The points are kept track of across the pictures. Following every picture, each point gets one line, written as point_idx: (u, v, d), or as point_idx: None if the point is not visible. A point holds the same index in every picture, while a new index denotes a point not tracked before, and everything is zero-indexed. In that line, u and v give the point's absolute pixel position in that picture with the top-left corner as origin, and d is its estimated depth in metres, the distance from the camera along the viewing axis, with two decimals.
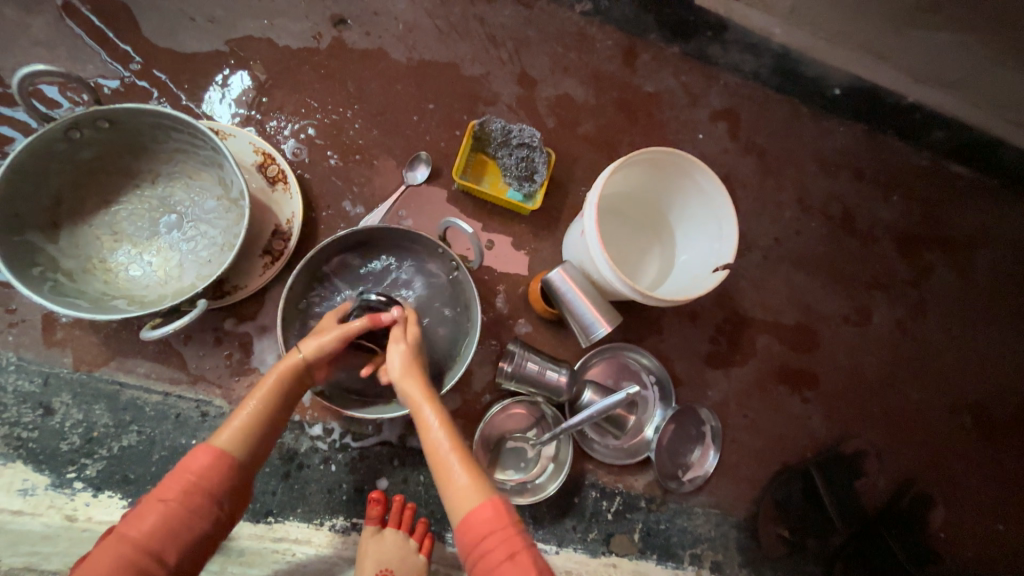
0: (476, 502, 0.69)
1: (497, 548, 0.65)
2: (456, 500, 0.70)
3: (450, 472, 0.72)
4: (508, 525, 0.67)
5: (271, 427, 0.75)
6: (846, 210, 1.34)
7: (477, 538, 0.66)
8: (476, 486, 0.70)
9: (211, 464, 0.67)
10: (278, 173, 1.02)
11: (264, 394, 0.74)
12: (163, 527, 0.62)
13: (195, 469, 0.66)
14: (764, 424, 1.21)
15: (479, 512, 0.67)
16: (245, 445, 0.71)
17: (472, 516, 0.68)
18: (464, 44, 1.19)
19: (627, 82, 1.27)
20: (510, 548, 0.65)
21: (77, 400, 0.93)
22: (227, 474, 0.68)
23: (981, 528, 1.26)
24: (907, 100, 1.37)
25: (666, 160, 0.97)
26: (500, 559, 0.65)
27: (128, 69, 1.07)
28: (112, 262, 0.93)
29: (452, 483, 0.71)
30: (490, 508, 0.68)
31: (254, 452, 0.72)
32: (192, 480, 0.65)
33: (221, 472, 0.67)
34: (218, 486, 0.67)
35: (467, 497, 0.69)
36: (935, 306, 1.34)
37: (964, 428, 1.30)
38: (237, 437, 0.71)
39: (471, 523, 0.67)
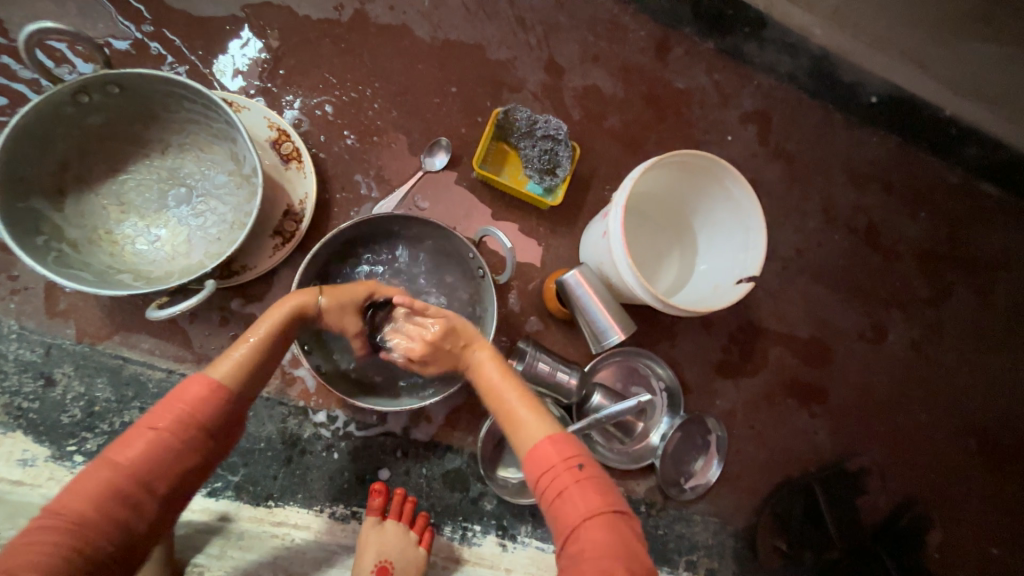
0: (539, 435, 0.66)
1: (556, 483, 0.61)
2: (520, 437, 0.67)
3: (509, 403, 0.72)
4: (565, 456, 0.63)
5: (266, 366, 0.72)
6: (871, 224, 1.30)
7: (541, 474, 0.62)
8: (538, 420, 0.68)
9: (206, 395, 0.62)
10: (292, 151, 0.98)
11: (268, 328, 0.72)
12: (153, 455, 0.58)
13: (187, 398, 0.61)
14: (770, 436, 1.20)
15: (545, 440, 0.64)
16: (241, 379, 0.67)
17: (535, 452, 0.64)
18: (492, 25, 1.14)
19: (657, 76, 1.21)
20: (569, 482, 0.61)
21: (79, 372, 0.91)
22: (220, 407, 0.63)
23: (976, 550, 1.26)
24: (945, 113, 1.32)
25: (697, 163, 0.94)
26: (563, 491, 0.60)
27: (140, 30, 1.02)
28: (118, 234, 0.90)
29: (515, 422, 0.69)
30: (552, 440, 0.64)
31: (244, 386, 0.68)
32: (187, 408, 0.61)
33: (217, 403, 0.63)
34: (211, 416, 0.62)
35: (531, 431, 0.67)
36: (952, 328, 1.32)
37: (969, 451, 1.29)
38: (231, 371, 0.67)
39: (539, 454, 0.64)
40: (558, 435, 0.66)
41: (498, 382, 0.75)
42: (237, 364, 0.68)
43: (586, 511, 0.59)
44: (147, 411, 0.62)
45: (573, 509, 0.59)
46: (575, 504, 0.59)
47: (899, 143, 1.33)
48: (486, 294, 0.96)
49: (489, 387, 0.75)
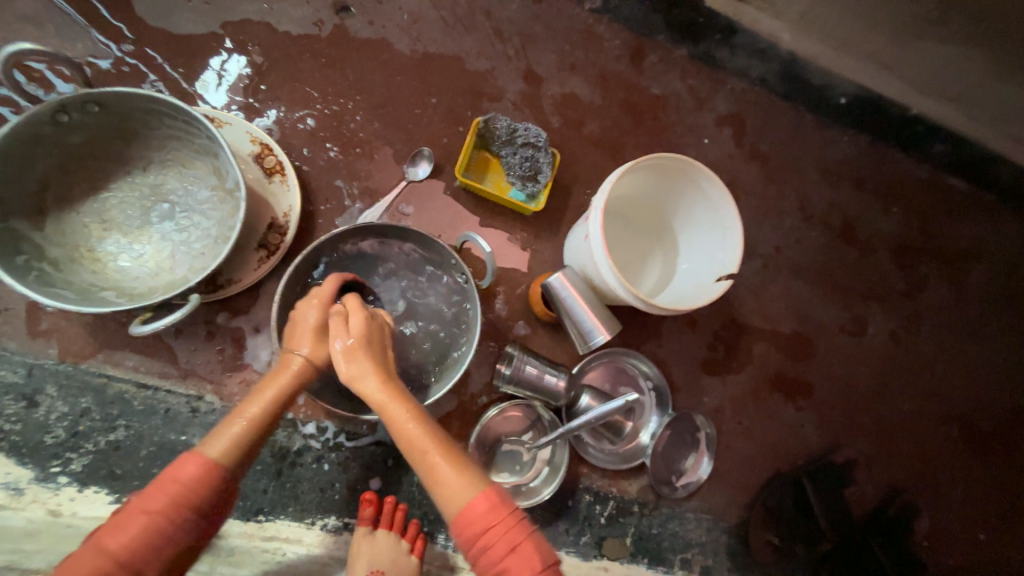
0: (471, 497, 0.66)
1: (496, 543, 0.64)
2: (446, 498, 0.67)
3: (435, 469, 0.69)
4: (505, 514, 0.65)
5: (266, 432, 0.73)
6: (846, 220, 1.34)
7: (472, 535, 0.65)
8: (465, 481, 0.67)
9: (201, 476, 0.64)
10: (275, 164, 0.99)
11: (262, 405, 0.71)
12: (143, 542, 0.61)
13: (184, 479, 0.64)
14: (758, 431, 1.22)
15: (476, 505, 0.65)
16: (237, 455, 0.69)
17: (464, 515, 0.65)
18: (470, 37, 1.16)
19: (634, 83, 1.25)
20: (510, 542, 0.64)
21: (62, 393, 0.90)
22: (215, 487, 0.66)
23: (963, 536, 1.28)
24: (911, 112, 1.37)
25: (674, 166, 0.96)
26: (502, 552, 0.63)
27: (120, 50, 1.03)
28: (101, 251, 0.90)
29: (440, 482, 0.68)
30: (483, 503, 0.65)
31: (242, 461, 0.69)
32: (181, 491, 0.63)
33: (209, 485, 0.65)
34: (205, 496, 0.65)
35: (458, 493, 0.67)
36: (929, 318, 1.35)
37: (952, 439, 1.32)
38: (229, 446, 0.68)
39: (468, 519, 0.65)
40: (489, 495, 0.66)
41: (424, 446, 0.71)
42: (231, 440, 0.68)
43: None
44: (137, 492, 0.64)
45: (508, 570, 0.63)
46: (513, 566, 0.63)
47: (868, 141, 1.38)
48: (470, 297, 0.97)
49: (415, 449, 0.71)
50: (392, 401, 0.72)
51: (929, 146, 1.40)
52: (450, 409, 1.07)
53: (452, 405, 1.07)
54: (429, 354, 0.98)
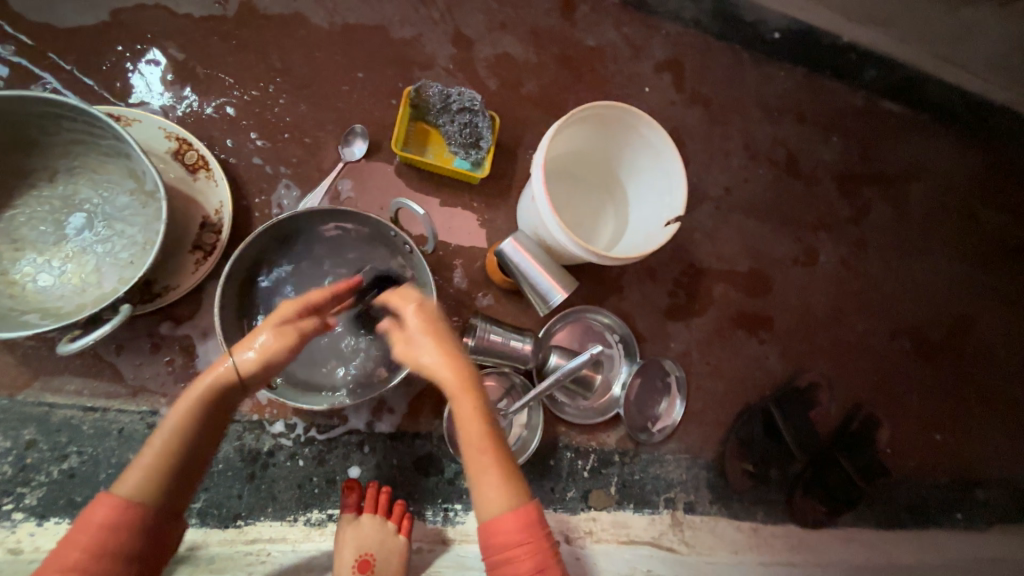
0: (507, 513, 0.68)
1: (520, 560, 0.66)
2: (484, 503, 0.69)
3: (482, 472, 0.71)
4: (535, 538, 0.68)
5: (196, 452, 0.69)
6: (790, 154, 1.36)
7: (501, 545, 0.67)
8: (507, 495, 0.69)
9: (110, 519, 0.62)
10: (197, 160, 0.93)
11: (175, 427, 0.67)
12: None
13: (93, 528, 0.61)
14: (725, 369, 1.26)
15: (511, 521, 0.67)
16: (155, 492, 0.65)
17: (500, 526, 0.68)
18: (390, 4, 1.10)
19: (567, 37, 1.22)
20: (534, 563, 0.66)
21: (2, 428, 0.85)
22: (132, 526, 0.63)
23: (921, 439, 1.37)
24: (842, 40, 1.38)
25: (611, 114, 0.95)
26: (527, 569, 0.66)
27: (1, 51, 0.94)
28: (16, 273, 0.84)
29: (485, 486, 0.70)
30: (519, 521, 0.68)
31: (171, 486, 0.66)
32: (94, 538, 0.61)
33: (123, 525, 0.62)
34: (126, 538, 0.62)
35: (497, 502, 0.69)
36: (875, 240, 1.41)
37: (905, 351, 1.40)
38: (141, 482, 0.65)
39: (499, 530, 0.68)
40: (525, 513, 0.68)
41: (475, 449, 0.71)
42: (142, 476, 0.65)
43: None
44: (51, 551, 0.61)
45: None
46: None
47: (804, 74, 1.39)
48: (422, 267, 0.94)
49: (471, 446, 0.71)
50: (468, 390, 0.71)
51: (862, 73, 1.42)
52: (421, 388, 1.04)
53: (422, 384, 1.04)
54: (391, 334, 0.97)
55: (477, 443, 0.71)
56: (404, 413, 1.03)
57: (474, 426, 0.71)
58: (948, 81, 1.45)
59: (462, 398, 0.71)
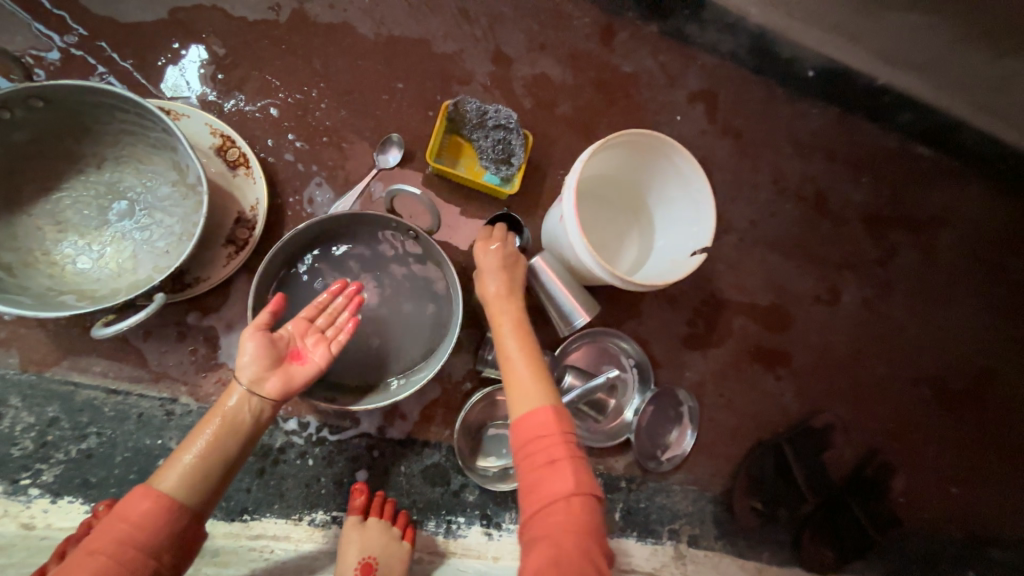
0: (534, 407, 0.73)
1: (542, 450, 0.68)
2: (516, 401, 0.75)
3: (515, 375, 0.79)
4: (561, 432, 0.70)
5: (225, 467, 0.71)
6: (819, 192, 1.36)
7: (527, 436, 0.70)
8: (537, 393, 0.75)
9: (149, 511, 0.65)
10: (239, 157, 0.96)
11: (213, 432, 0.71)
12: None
13: (131, 518, 0.64)
14: (739, 402, 1.24)
15: (537, 413, 0.71)
16: (193, 490, 0.68)
17: (527, 416, 0.71)
18: (435, 19, 1.13)
19: (605, 61, 1.24)
20: (551, 455, 0.68)
21: (27, 403, 0.87)
22: (166, 521, 0.65)
23: (936, 491, 1.34)
24: (878, 83, 1.38)
25: (645, 141, 0.96)
26: (542, 460, 0.68)
27: (64, 41, 0.98)
28: (57, 254, 0.86)
29: (518, 387, 0.77)
30: (544, 414, 0.71)
31: (201, 496, 0.69)
32: (130, 527, 0.64)
33: (158, 519, 0.65)
34: (154, 537, 0.64)
35: (528, 396, 0.74)
36: (900, 284, 1.39)
37: (925, 399, 1.37)
38: (181, 480, 0.68)
39: (526, 422, 0.71)
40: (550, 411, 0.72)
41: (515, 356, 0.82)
42: (185, 472, 0.68)
43: (549, 488, 0.66)
44: (89, 533, 0.64)
45: (545, 476, 0.67)
46: (551, 478, 0.66)
47: (838, 113, 1.39)
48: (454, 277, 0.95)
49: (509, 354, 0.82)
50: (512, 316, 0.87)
51: (897, 116, 1.42)
52: (434, 397, 1.04)
53: (436, 393, 1.05)
54: (413, 342, 0.98)
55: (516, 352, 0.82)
56: (416, 421, 1.03)
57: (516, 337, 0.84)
58: (983, 130, 1.44)
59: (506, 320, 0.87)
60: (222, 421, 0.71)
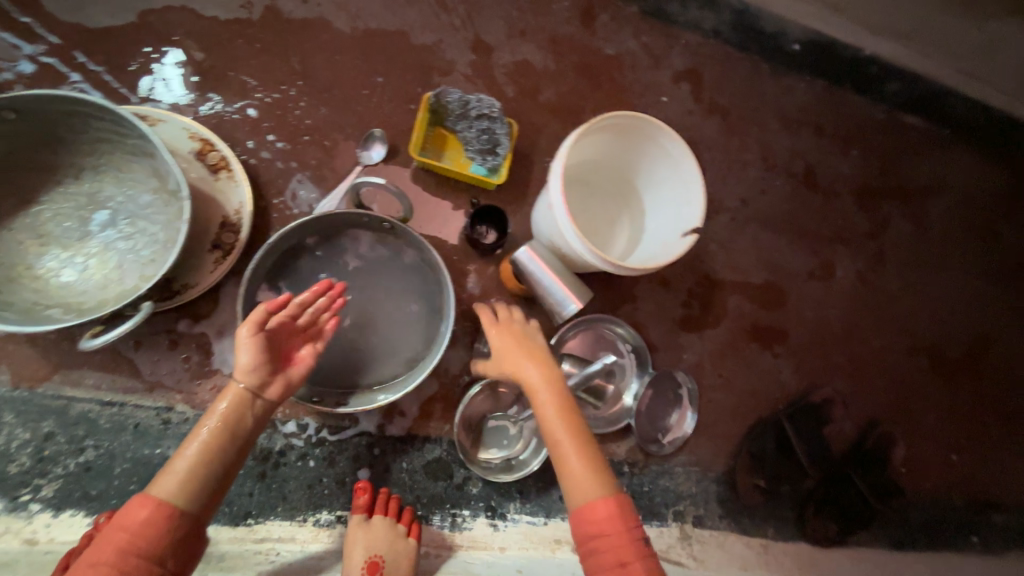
0: (595, 497, 0.74)
1: (611, 550, 0.71)
2: (575, 490, 0.75)
3: (566, 459, 0.76)
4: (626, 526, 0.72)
5: (220, 469, 0.70)
6: (808, 167, 1.35)
7: (592, 527, 0.73)
8: (598, 483, 0.74)
9: (147, 518, 0.64)
10: (219, 160, 0.94)
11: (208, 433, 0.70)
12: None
13: (129, 527, 0.64)
14: (738, 381, 1.24)
15: (598, 507, 0.73)
16: (190, 494, 0.67)
17: (589, 508, 0.73)
18: (413, 10, 1.11)
19: (587, 45, 1.22)
20: (617, 551, 0.70)
21: (21, 419, 0.87)
22: (165, 527, 0.65)
23: (937, 459, 1.34)
24: (864, 53, 1.37)
25: (629, 123, 0.95)
26: (613, 561, 0.70)
27: (34, 51, 0.96)
28: (41, 268, 0.85)
29: (571, 475, 0.76)
30: (607, 509, 0.73)
31: (197, 500, 0.68)
32: (130, 536, 0.63)
33: (157, 526, 0.64)
34: (153, 544, 0.64)
35: (586, 488, 0.74)
36: (894, 255, 1.39)
37: (922, 368, 1.37)
38: (177, 486, 0.67)
39: (589, 515, 0.73)
40: (612, 503, 0.73)
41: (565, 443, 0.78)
42: (180, 478, 0.67)
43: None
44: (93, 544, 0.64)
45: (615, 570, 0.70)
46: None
47: (824, 86, 1.38)
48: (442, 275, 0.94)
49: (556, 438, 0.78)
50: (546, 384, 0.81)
51: (884, 87, 1.41)
52: (432, 392, 1.04)
53: (434, 388, 1.04)
54: (407, 339, 0.98)
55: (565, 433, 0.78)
56: (415, 417, 1.03)
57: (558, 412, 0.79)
58: (971, 96, 1.43)
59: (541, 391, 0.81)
60: (221, 423, 0.70)
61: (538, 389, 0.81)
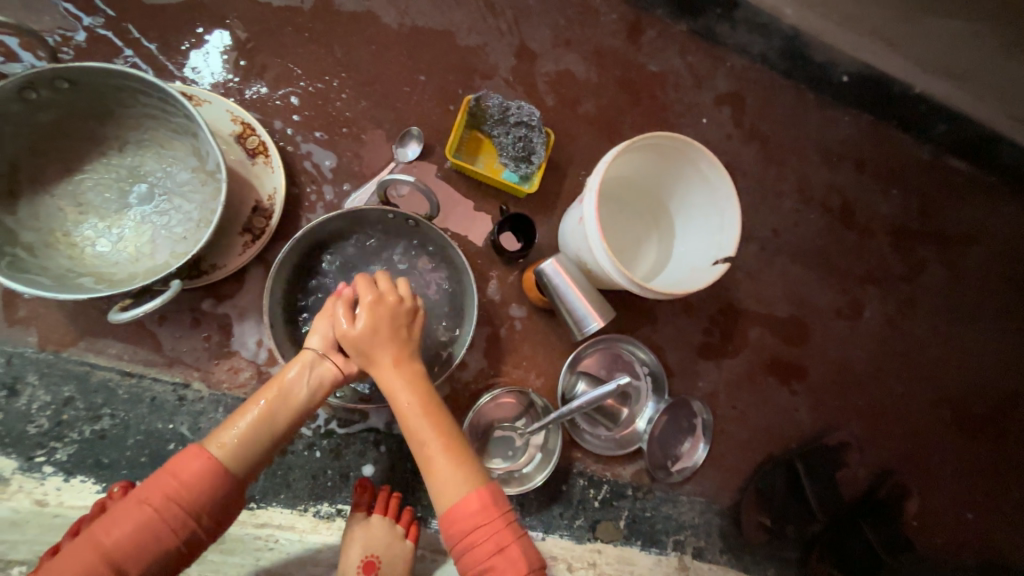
0: (465, 496, 0.72)
1: (488, 541, 0.70)
2: (443, 490, 0.73)
3: (437, 468, 0.74)
4: (497, 517, 0.71)
5: (270, 440, 0.72)
6: (845, 202, 1.31)
7: (463, 528, 0.70)
8: (465, 480, 0.73)
9: (199, 470, 0.67)
10: (258, 145, 0.95)
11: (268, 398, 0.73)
12: (133, 534, 0.63)
13: (182, 474, 0.66)
14: (752, 415, 1.22)
15: (468, 504, 0.71)
16: (239, 457, 0.70)
17: (459, 509, 0.71)
18: (460, 11, 1.11)
19: (631, 59, 1.21)
20: (500, 542, 0.70)
21: (44, 381, 0.89)
22: (212, 485, 0.67)
23: (952, 517, 1.30)
24: (914, 91, 1.32)
25: (671, 145, 0.93)
26: (490, 551, 0.69)
27: (90, 23, 0.98)
28: (77, 236, 0.87)
29: (439, 479, 0.73)
30: (476, 502, 0.71)
31: (245, 462, 0.70)
32: (177, 484, 0.66)
33: (205, 480, 0.67)
34: (200, 498, 0.67)
35: (456, 490, 0.72)
36: (925, 302, 1.34)
37: (944, 421, 1.33)
38: (231, 446, 0.70)
39: (460, 515, 0.71)
40: (479, 496, 0.72)
41: (433, 445, 0.74)
42: (233, 438, 0.70)
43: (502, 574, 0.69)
44: (143, 482, 0.67)
45: (492, 567, 0.69)
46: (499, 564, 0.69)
47: (870, 121, 1.34)
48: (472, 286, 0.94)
49: (419, 442, 0.75)
50: (408, 391, 0.76)
51: (932, 127, 1.36)
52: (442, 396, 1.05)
53: (444, 392, 1.05)
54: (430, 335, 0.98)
55: (427, 436, 0.75)
56: None
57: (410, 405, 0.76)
58: None
59: (402, 396, 0.76)
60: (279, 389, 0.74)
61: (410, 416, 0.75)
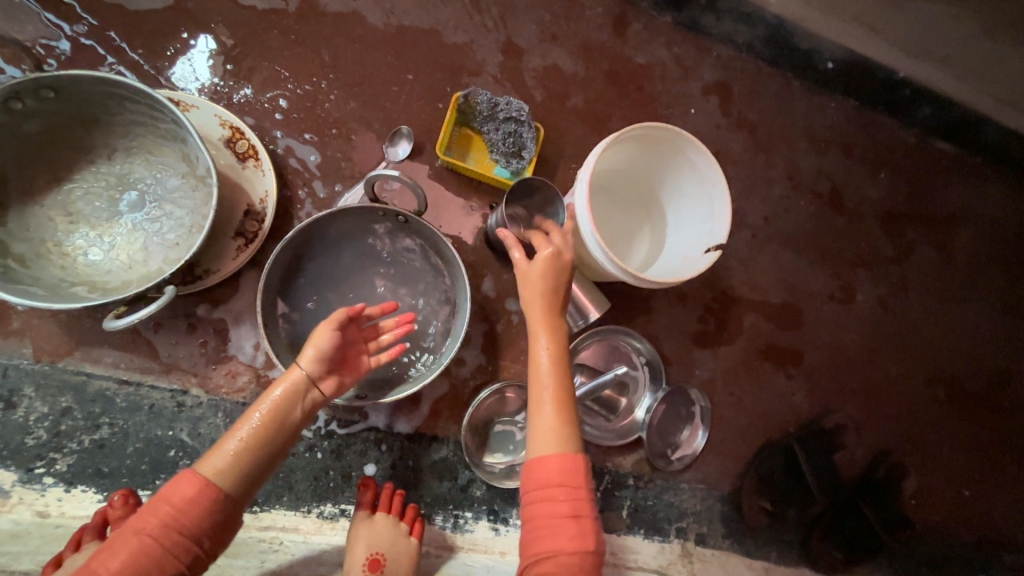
0: (553, 454, 0.71)
1: (562, 504, 0.69)
2: (536, 436, 0.73)
3: (540, 413, 0.75)
4: (576, 491, 0.70)
5: (264, 456, 0.71)
6: (834, 188, 1.33)
7: (540, 479, 0.70)
8: (560, 438, 0.73)
9: (193, 496, 0.66)
10: (248, 148, 0.95)
11: (265, 415, 0.72)
12: (129, 565, 0.62)
13: (175, 501, 0.65)
14: (750, 401, 1.23)
15: (555, 460, 0.71)
16: (232, 476, 0.69)
17: (542, 462, 0.71)
18: (446, 8, 1.11)
19: (617, 52, 1.21)
20: (575, 509, 0.69)
21: (40, 393, 0.89)
22: (207, 508, 0.66)
23: (949, 494, 1.32)
24: (898, 75, 1.34)
25: (657, 134, 0.94)
26: (561, 513, 0.68)
27: (74, 31, 0.98)
28: (69, 245, 0.87)
29: (540, 425, 0.74)
30: (565, 464, 0.71)
31: (241, 481, 0.70)
32: (171, 511, 0.65)
33: (199, 505, 0.66)
34: (195, 524, 0.66)
35: (549, 444, 0.72)
36: (915, 283, 1.36)
37: (938, 401, 1.34)
38: (223, 467, 0.69)
39: (542, 466, 0.71)
40: (570, 460, 0.71)
41: (545, 386, 0.77)
42: (224, 460, 0.69)
43: (560, 544, 0.67)
44: (135, 512, 0.66)
45: (556, 530, 0.68)
46: (562, 532, 0.67)
47: (856, 107, 1.36)
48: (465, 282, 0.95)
49: (538, 378, 0.78)
50: (543, 332, 0.80)
51: (916, 111, 1.38)
52: (441, 393, 1.04)
53: (444, 389, 1.05)
54: (426, 329, 0.99)
55: (545, 376, 0.78)
56: (424, 415, 1.03)
57: (551, 368, 0.78)
58: (1005, 125, 1.40)
59: (540, 334, 0.80)
60: (273, 407, 0.72)
61: (538, 353, 0.79)
